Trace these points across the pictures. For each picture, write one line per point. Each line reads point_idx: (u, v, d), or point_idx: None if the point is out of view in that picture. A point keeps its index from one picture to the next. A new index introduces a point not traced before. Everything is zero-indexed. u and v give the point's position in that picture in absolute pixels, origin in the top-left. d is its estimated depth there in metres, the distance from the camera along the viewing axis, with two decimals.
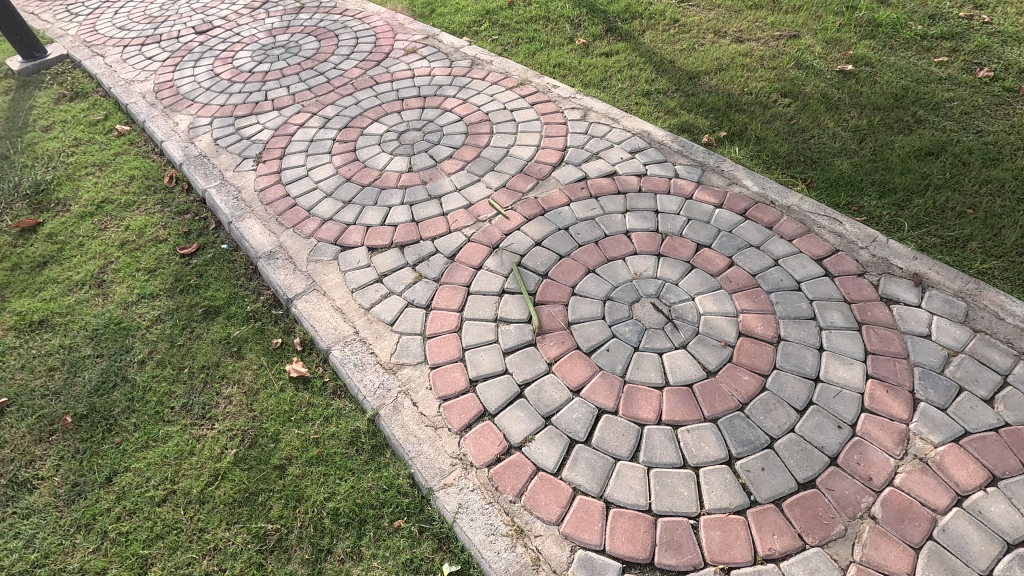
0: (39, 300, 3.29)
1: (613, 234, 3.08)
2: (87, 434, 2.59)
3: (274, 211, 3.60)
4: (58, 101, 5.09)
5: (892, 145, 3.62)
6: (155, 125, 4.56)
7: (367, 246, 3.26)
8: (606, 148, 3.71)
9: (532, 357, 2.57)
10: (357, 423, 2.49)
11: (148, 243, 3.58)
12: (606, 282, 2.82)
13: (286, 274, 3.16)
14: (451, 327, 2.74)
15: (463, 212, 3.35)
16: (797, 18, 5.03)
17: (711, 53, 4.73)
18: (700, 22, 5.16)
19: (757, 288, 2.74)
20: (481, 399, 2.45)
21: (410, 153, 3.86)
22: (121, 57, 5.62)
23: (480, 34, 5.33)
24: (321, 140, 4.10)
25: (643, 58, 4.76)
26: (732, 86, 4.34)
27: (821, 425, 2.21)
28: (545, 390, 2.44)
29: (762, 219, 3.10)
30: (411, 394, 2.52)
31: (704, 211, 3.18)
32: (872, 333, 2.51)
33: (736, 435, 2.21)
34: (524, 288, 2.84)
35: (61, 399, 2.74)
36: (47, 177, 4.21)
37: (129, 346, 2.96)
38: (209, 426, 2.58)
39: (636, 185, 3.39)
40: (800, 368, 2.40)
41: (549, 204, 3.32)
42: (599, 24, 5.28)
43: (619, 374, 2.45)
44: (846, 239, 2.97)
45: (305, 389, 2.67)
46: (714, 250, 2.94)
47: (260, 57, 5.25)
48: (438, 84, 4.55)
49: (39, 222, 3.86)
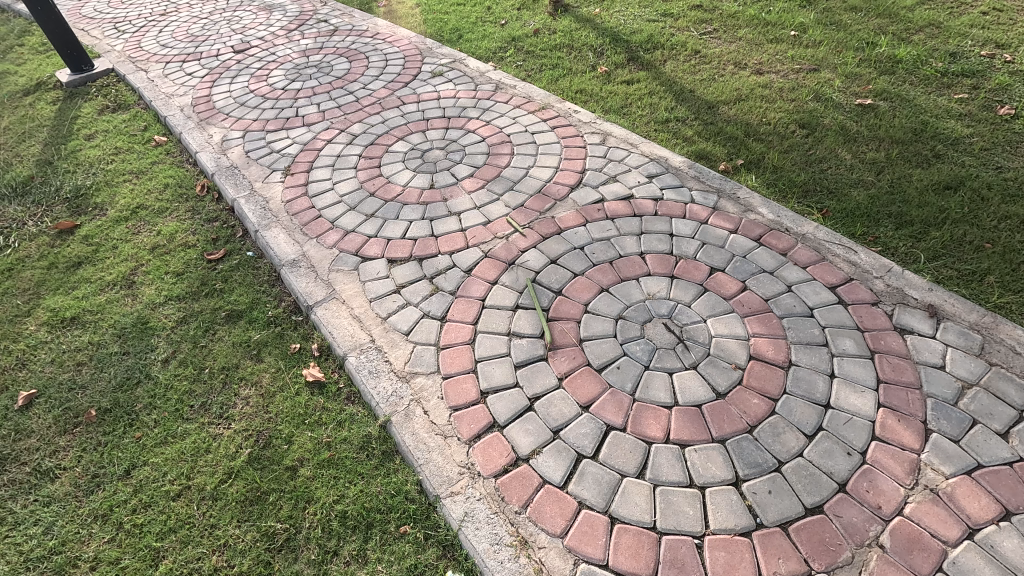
0: (72, 298, 3.43)
1: (628, 255, 3.13)
2: (109, 428, 2.68)
3: (300, 221, 3.72)
4: (102, 112, 5.35)
5: (909, 178, 3.64)
6: (191, 136, 4.76)
7: (386, 258, 3.35)
8: (624, 172, 3.79)
9: (543, 371, 2.61)
10: (369, 428, 2.54)
11: (178, 247, 3.73)
12: (619, 301, 2.87)
13: (307, 282, 3.26)
14: (465, 339, 2.80)
15: (481, 229, 3.43)
16: (817, 52, 5.12)
17: (730, 84, 4.83)
18: (721, 54, 5.28)
19: (769, 313, 2.76)
20: (491, 410, 2.48)
21: (433, 170, 3.97)
22: (163, 73, 5.90)
23: (506, 60, 5.51)
24: (347, 156, 4.24)
25: (663, 87, 4.87)
26: (750, 116, 4.42)
27: (830, 451, 2.21)
28: (554, 404, 2.47)
29: (777, 246, 3.13)
30: (423, 402, 2.57)
31: (719, 236, 3.22)
32: (885, 362, 2.50)
33: (743, 457, 2.22)
34: (538, 303, 2.90)
35: (87, 393, 2.85)
36: (87, 182, 4.42)
37: (154, 345, 3.06)
38: (226, 426, 2.65)
39: (652, 209, 3.45)
40: (810, 393, 2.40)
41: (566, 223, 3.39)
42: (621, 53, 5.42)
43: (628, 392, 2.47)
44: (860, 268, 2.98)
45: (320, 394, 2.74)
46: (727, 274, 2.98)
47: (294, 76, 5.47)
48: (463, 106, 4.70)
49: (76, 225, 4.04)
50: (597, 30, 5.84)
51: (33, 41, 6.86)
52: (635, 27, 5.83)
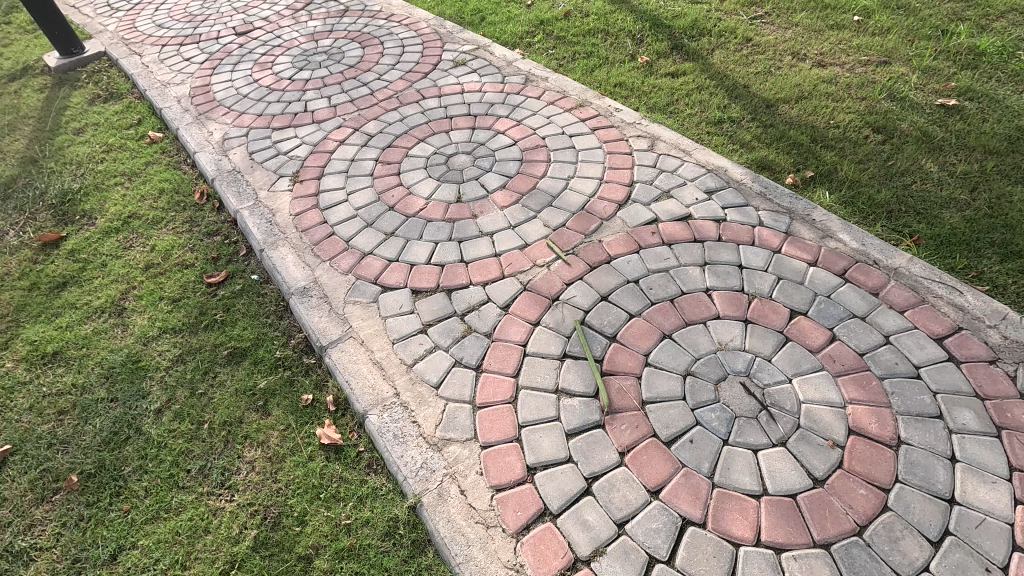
0: (55, 327, 3.03)
1: (691, 292, 2.70)
2: (93, 498, 2.30)
3: (310, 240, 3.29)
4: (93, 102, 4.89)
5: (1010, 197, 3.16)
6: (189, 134, 4.30)
7: (410, 288, 2.92)
8: (678, 186, 3.31)
9: (600, 443, 2.20)
10: (395, 509, 2.15)
11: (173, 267, 3.31)
12: (686, 353, 2.45)
13: (320, 316, 2.85)
14: (506, 397, 2.39)
15: (518, 254, 2.99)
16: (886, 42, 4.56)
17: (790, 78, 4.30)
18: (775, 42, 4.72)
19: (867, 372, 2.33)
20: (542, 494, 2.09)
21: (459, 180, 3.51)
22: (159, 57, 5.40)
23: (534, 47, 4.98)
24: (362, 160, 3.78)
25: (713, 81, 4.35)
26: (815, 118, 3.91)
27: (963, 565, 1.80)
28: (617, 489, 2.07)
29: (866, 283, 2.68)
30: (459, 479, 2.17)
31: (797, 269, 2.77)
32: (1016, 442, 2.08)
33: (855, 570, 1.82)
34: (589, 352, 2.48)
35: (68, 451, 2.46)
36: (74, 185, 3.98)
37: (146, 390, 2.68)
38: (228, 497, 2.28)
39: (715, 233, 2.99)
40: (929, 484, 1.99)
41: (616, 250, 2.94)
42: (664, 40, 4.87)
43: (706, 476, 2.07)
44: (969, 314, 2.54)
45: (337, 460, 2.35)
46: (812, 319, 2.54)
47: (301, 63, 4.97)
48: (490, 102, 4.20)
49: (61, 236, 3.62)
50: (634, 13, 5.28)
51: (21, 20, 6.36)
52: (677, 9, 5.26)
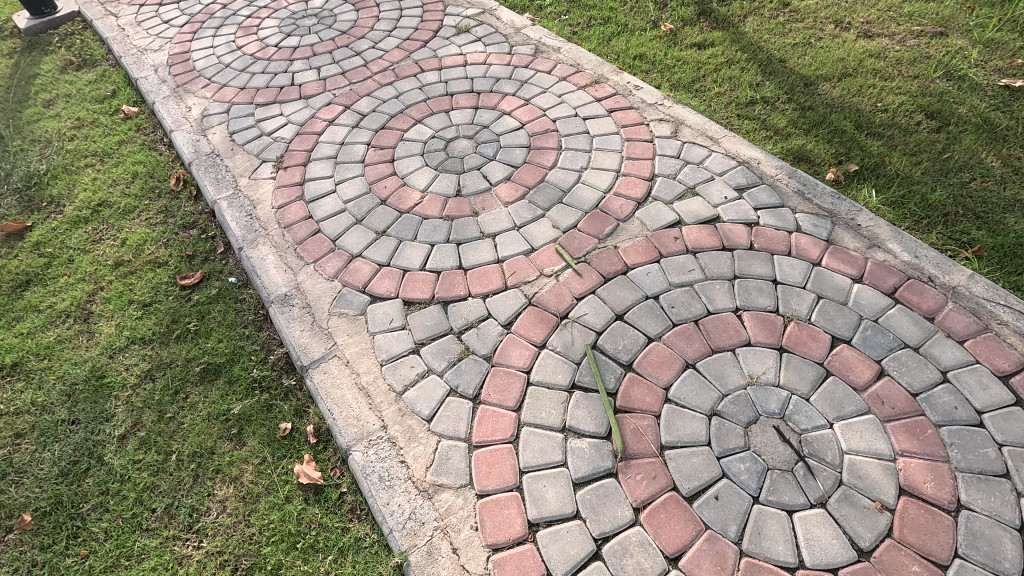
0: (15, 334, 2.77)
1: (719, 313, 2.38)
2: (48, 539, 2.09)
3: (293, 237, 2.97)
4: (64, 70, 4.49)
5: None
6: (165, 109, 3.92)
7: (402, 298, 2.61)
8: (705, 181, 2.94)
9: (612, 496, 1.94)
10: (379, 566, 1.92)
11: (145, 265, 3.02)
12: (711, 389, 2.15)
13: (302, 330, 2.56)
14: (506, 435, 2.12)
15: (523, 261, 2.67)
16: (943, 9, 4.04)
17: (832, 51, 3.83)
18: (816, 8, 4.22)
19: (921, 417, 2.03)
20: (544, 557, 1.84)
21: (459, 170, 3.15)
22: (136, 19, 4.96)
23: (546, 10, 4.49)
24: (352, 144, 3.41)
25: (745, 54, 3.89)
26: (861, 100, 3.47)
27: None
28: (631, 554, 1.82)
29: (920, 306, 2.34)
30: (451, 534, 1.92)
31: (839, 286, 2.43)
32: None
33: None
34: (601, 384, 2.20)
35: (24, 482, 2.24)
36: (41, 167, 3.65)
37: (111, 412, 2.43)
38: (195, 543, 2.05)
39: (746, 239, 2.64)
40: (994, 561, 1.71)
41: (633, 258, 2.61)
42: (690, 4, 4.36)
43: (733, 542, 1.81)
44: None
45: (316, 502, 2.11)
46: (857, 349, 2.22)
47: (289, 28, 4.52)
48: (495, 77, 3.78)
49: (26, 226, 3.32)
50: None
51: None
52: None
